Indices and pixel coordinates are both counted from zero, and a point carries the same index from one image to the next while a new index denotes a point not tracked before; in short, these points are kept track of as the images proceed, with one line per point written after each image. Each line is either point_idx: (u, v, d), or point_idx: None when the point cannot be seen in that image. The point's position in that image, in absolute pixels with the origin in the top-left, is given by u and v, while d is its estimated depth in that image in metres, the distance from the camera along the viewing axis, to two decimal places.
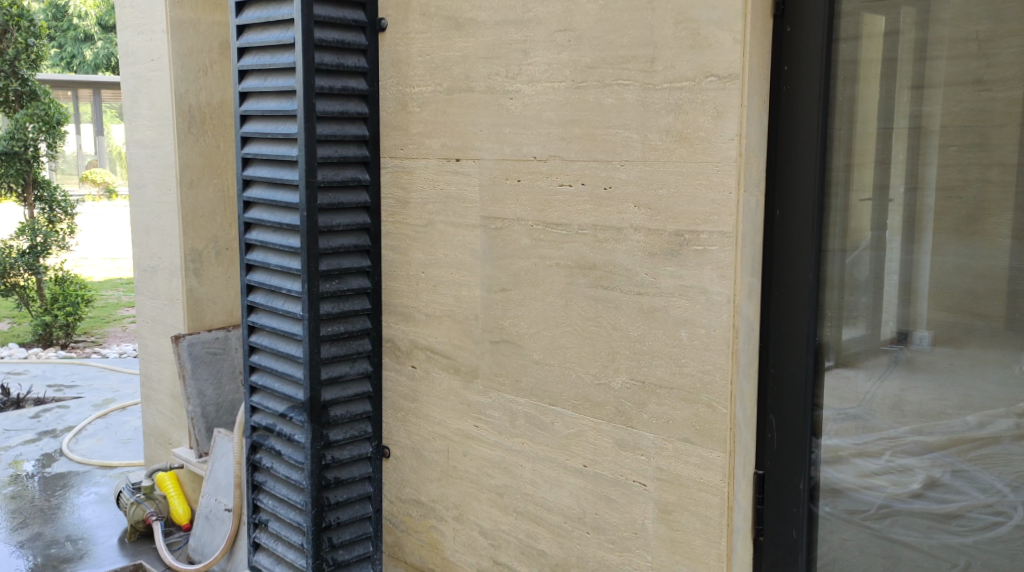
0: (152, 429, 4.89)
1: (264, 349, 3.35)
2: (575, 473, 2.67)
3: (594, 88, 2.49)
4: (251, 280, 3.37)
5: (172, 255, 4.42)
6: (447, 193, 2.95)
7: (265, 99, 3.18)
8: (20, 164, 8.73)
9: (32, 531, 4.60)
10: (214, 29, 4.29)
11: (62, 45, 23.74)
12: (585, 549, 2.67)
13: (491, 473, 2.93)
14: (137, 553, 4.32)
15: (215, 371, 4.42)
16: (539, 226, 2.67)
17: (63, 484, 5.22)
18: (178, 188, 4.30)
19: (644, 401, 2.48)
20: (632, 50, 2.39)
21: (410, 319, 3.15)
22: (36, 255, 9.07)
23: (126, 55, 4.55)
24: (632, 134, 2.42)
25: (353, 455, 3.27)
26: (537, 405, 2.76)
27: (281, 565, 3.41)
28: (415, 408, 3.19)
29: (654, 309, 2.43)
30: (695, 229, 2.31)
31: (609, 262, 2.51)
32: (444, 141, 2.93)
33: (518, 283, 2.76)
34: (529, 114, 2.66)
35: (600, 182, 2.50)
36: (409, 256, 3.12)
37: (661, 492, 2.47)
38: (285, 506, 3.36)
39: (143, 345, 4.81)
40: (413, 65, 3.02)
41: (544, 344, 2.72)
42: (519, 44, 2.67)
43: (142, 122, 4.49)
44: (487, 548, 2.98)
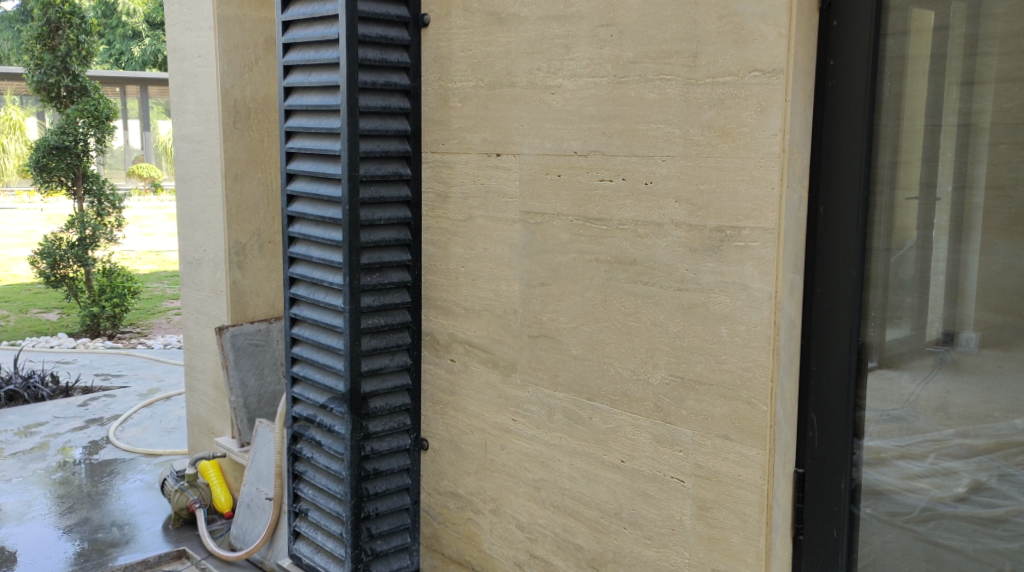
0: (195, 418, 4.97)
1: (305, 341, 3.39)
2: (613, 468, 2.67)
3: (636, 83, 2.48)
4: (293, 272, 3.40)
5: (217, 247, 4.49)
6: (487, 187, 2.96)
7: (310, 94, 3.22)
8: (71, 158, 8.92)
9: (79, 516, 4.70)
10: (259, 26, 4.34)
11: (112, 41, 24.13)
12: (622, 545, 2.67)
13: (528, 467, 2.94)
14: (180, 539, 4.39)
15: (258, 362, 4.48)
16: (579, 221, 2.67)
17: (110, 471, 5.33)
18: (223, 181, 4.37)
19: (684, 397, 2.47)
20: (674, 45, 2.38)
21: (450, 313, 3.17)
22: (84, 248, 9.24)
23: (174, 50, 4.63)
24: (674, 129, 2.41)
25: (392, 447, 3.30)
26: (575, 400, 2.76)
27: (320, 554, 3.45)
28: (453, 401, 3.21)
29: (694, 305, 2.42)
30: (736, 225, 2.30)
31: (650, 258, 2.50)
32: (485, 136, 2.94)
33: (557, 278, 2.76)
34: (570, 109, 2.66)
35: (641, 178, 2.50)
36: (449, 250, 3.13)
37: (698, 489, 2.46)
38: (325, 496, 3.40)
39: (188, 336, 4.89)
40: (455, 60, 3.03)
41: (583, 339, 2.72)
42: (562, 39, 2.66)
43: (189, 117, 4.56)
44: (524, 541, 2.99)
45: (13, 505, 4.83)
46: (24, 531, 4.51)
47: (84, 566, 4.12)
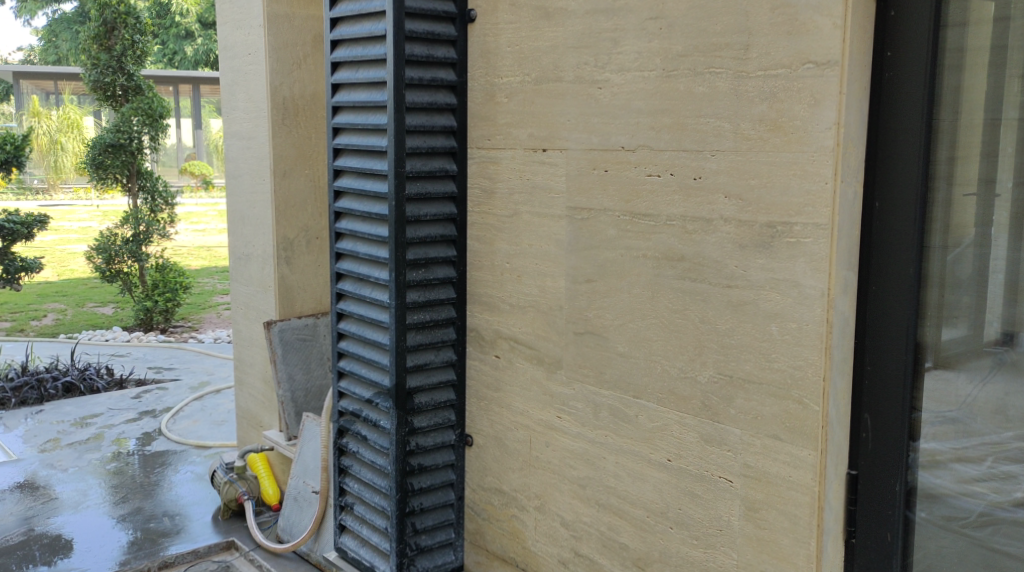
0: (244, 411, 5.03)
1: (352, 336, 3.40)
2: (659, 467, 2.64)
3: (685, 76, 2.45)
4: (340, 268, 3.42)
5: (266, 243, 4.54)
6: (533, 183, 2.94)
7: (357, 90, 3.23)
8: (126, 156, 9.09)
9: (132, 506, 4.78)
10: (308, 23, 4.37)
11: (165, 41, 24.49)
12: (669, 544, 2.64)
13: (574, 465, 2.92)
14: (230, 531, 4.45)
15: (305, 357, 4.52)
16: (626, 216, 2.64)
17: (162, 462, 5.42)
18: (272, 178, 4.41)
19: (732, 395, 2.43)
20: (725, 38, 2.34)
21: (494, 309, 3.16)
22: (138, 244, 9.39)
23: (225, 49, 4.68)
24: (724, 123, 2.37)
25: (437, 442, 3.30)
26: (621, 397, 2.74)
27: (365, 548, 3.46)
28: (498, 397, 3.20)
29: (744, 302, 2.38)
30: (788, 220, 2.26)
31: (698, 254, 2.47)
32: (532, 131, 2.92)
33: (603, 275, 2.74)
34: (618, 103, 2.63)
35: (690, 173, 2.46)
36: (494, 246, 3.13)
37: (747, 489, 2.42)
38: (370, 490, 3.41)
39: (237, 330, 4.95)
40: (501, 55, 3.02)
41: (629, 336, 2.69)
42: (610, 33, 2.63)
43: (239, 115, 4.61)
44: (569, 539, 2.97)
45: (68, 494, 4.93)
46: (79, 520, 4.60)
47: (137, 555, 4.20)
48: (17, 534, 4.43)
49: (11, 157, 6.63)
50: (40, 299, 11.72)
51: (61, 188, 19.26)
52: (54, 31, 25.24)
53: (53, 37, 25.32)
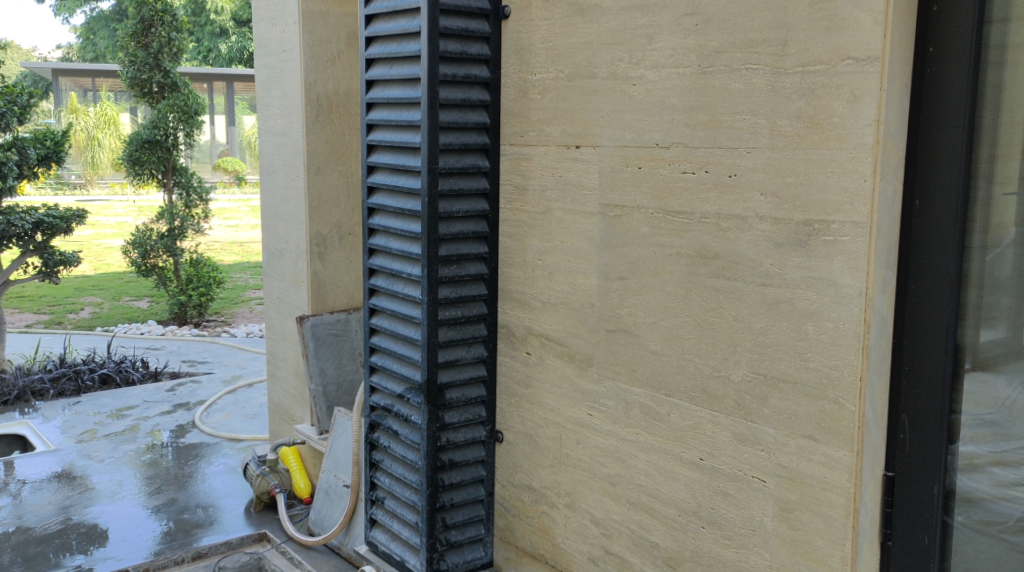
0: (276, 405, 5.07)
1: (384, 331, 3.41)
2: (691, 466, 2.62)
3: (720, 73, 2.43)
4: (373, 264, 3.43)
5: (299, 238, 4.57)
6: (566, 179, 2.94)
7: (391, 87, 3.23)
8: (162, 152, 9.19)
9: (166, 497, 4.84)
10: (343, 20, 4.40)
11: (200, 39, 24.74)
12: (700, 544, 2.62)
13: (604, 463, 2.91)
14: (261, 523, 4.49)
15: (337, 352, 4.55)
16: (659, 213, 2.63)
17: (196, 454, 5.48)
18: (305, 174, 4.44)
19: (766, 395, 2.42)
20: (762, 34, 2.32)
21: (526, 305, 3.16)
22: (173, 238, 9.46)
23: (260, 46, 4.71)
24: (761, 120, 2.35)
25: (467, 438, 3.31)
26: (653, 396, 2.72)
27: (396, 542, 3.48)
28: (529, 394, 3.20)
29: (779, 301, 2.36)
30: (825, 218, 2.23)
31: (732, 252, 2.45)
32: (565, 128, 2.92)
33: (636, 272, 2.73)
34: (652, 100, 2.61)
35: (725, 170, 2.44)
36: (526, 243, 3.13)
37: (781, 490, 2.40)
38: (401, 485, 3.42)
39: (270, 325, 4.99)
40: (535, 52, 3.01)
41: (661, 334, 2.68)
42: (645, 29, 2.62)
43: (273, 111, 4.64)
44: (599, 537, 2.97)
45: (105, 484, 5.00)
46: (115, 510, 4.66)
47: (171, 545, 4.25)
48: (56, 522, 4.50)
49: (50, 153, 6.73)
50: (77, 292, 11.91)
51: (98, 183, 19.55)
52: (92, 29, 25.60)
53: (92, 35, 25.72)
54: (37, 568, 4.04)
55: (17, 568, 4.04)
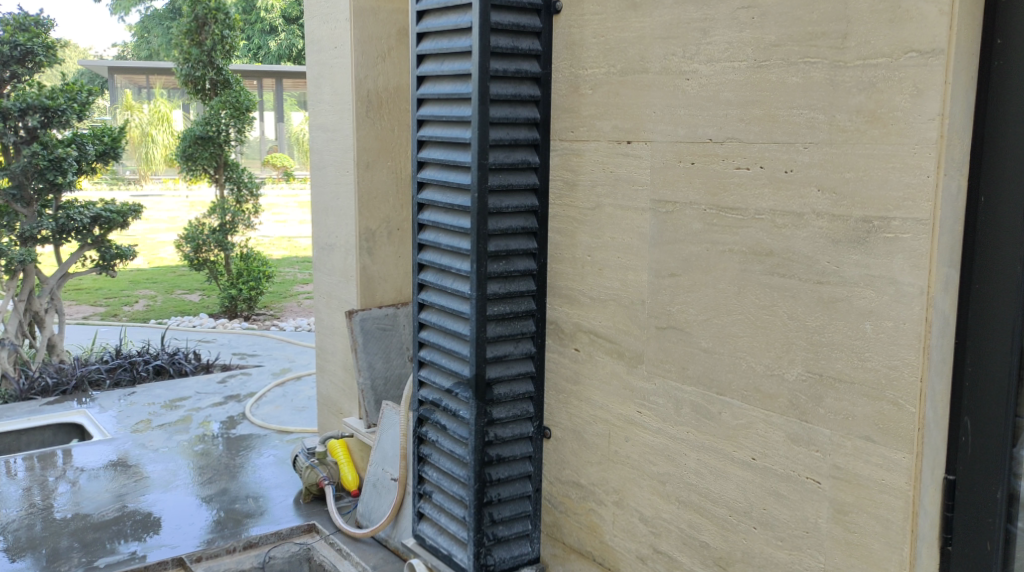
0: (325, 398, 5.12)
1: (432, 326, 3.40)
2: (743, 466, 2.59)
3: (777, 67, 2.39)
4: (422, 259, 3.42)
5: (348, 233, 4.60)
6: (617, 175, 2.92)
7: (442, 83, 3.22)
8: (214, 148, 9.33)
9: (218, 486, 4.92)
10: (393, 16, 4.42)
11: (250, 37, 25.05)
12: (752, 545, 2.59)
13: (654, 461, 2.89)
14: (310, 515, 4.54)
15: (385, 346, 4.58)
16: (712, 210, 2.60)
17: (246, 445, 5.56)
18: (355, 169, 4.47)
19: (821, 395, 2.38)
20: (822, 26, 2.28)
21: (575, 302, 3.15)
22: (225, 233, 9.57)
23: (312, 42, 4.75)
24: (819, 115, 2.30)
25: (515, 434, 3.30)
26: (704, 394, 2.69)
27: (443, 536, 3.47)
28: (578, 390, 3.19)
29: (835, 299, 2.32)
30: (886, 215, 2.19)
31: (788, 249, 2.42)
32: (616, 123, 2.89)
33: (688, 269, 2.70)
34: (706, 95, 2.58)
35: (781, 166, 2.40)
36: (576, 239, 3.12)
37: (836, 491, 2.36)
38: (449, 480, 3.42)
39: (319, 319, 5.03)
40: (587, 47, 2.99)
41: (713, 332, 2.65)
42: (699, 23, 2.58)
43: (324, 107, 4.68)
44: (648, 536, 2.94)
45: (159, 473, 5.09)
46: (168, 499, 4.74)
47: (222, 534, 4.32)
48: (112, 510, 4.59)
49: (107, 149, 6.83)
50: (132, 285, 12.15)
51: (151, 178, 19.90)
52: (145, 28, 26.06)
53: (145, 33, 26.19)
54: (94, 554, 4.12)
55: (75, 553, 4.12)
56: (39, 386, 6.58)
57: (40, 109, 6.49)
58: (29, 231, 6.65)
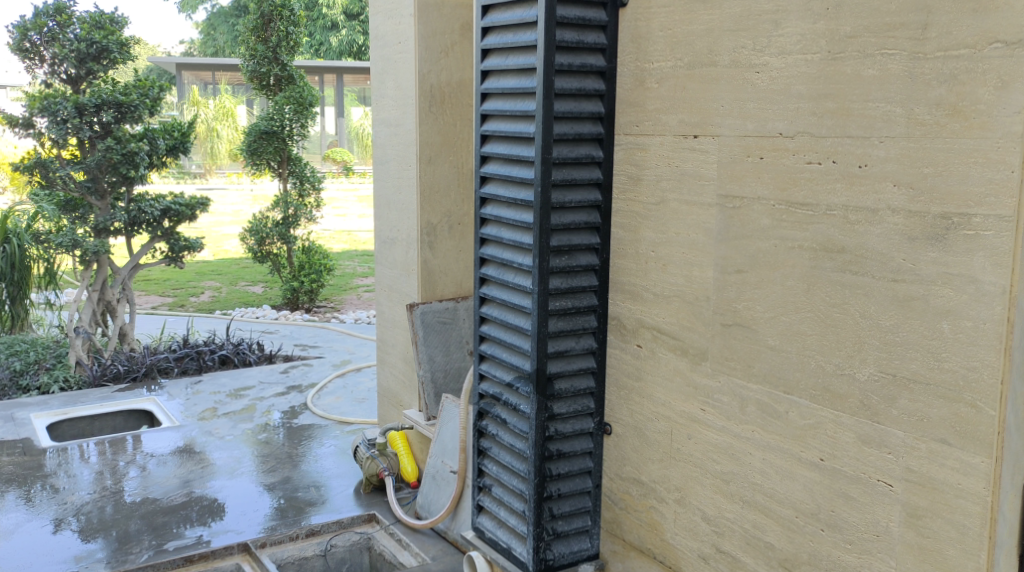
0: (385, 389, 5.16)
1: (493, 320, 3.39)
2: (810, 466, 2.55)
3: (853, 59, 2.33)
4: (484, 253, 3.41)
5: (410, 227, 4.64)
6: (682, 170, 2.89)
7: (506, 77, 3.21)
8: (279, 142, 9.47)
9: (281, 475, 5.00)
10: (456, 11, 4.43)
11: (312, 32, 25.33)
12: (819, 547, 2.55)
13: (717, 459, 2.85)
14: (371, 504, 4.58)
15: (445, 340, 4.60)
16: (781, 205, 2.56)
17: (307, 435, 5.64)
18: (417, 164, 4.50)
19: (894, 396, 2.32)
20: (901, 17, 2.21)
21: (638, 297, 3.12)
22: (287, 226, 9.73)
23: (376, 38, 4.79)
24: (896, 108, 2.24)
25: (576, 429, 3.28)
26: (770, 393, 2.65)
27: (503, 530, 3.47)
28: (639, 387, 3.16)
29: (911, 298, 2.26)
30: (966, 212, 2.13)
31: (861, 246, 2.36)
32: (683, 117, 2.86)
33: (755, 265, 2.66)
34: (777, 88, 2.53)
35: (855, 160, 2.35)
36: (640, 234, 3.09)
37: (909, 495, 2.30)
38: (509, 473, 3.41)
39: (381, 311, 5.08)
40: (654, 40, 2.96)
41: (781, 330, 2.60)
42: (771, 14, 2.54)
43: (388, 102, 4.72)
44: (711, 535, 2.91)
45: (224, 461, 5.20)
46: (233, 486, 4.83)
47: (284, 522, 4.38)
48: (180, 495, 4.70)
49: (177, 144, 7.04)
50: (198, 276, 12.42)
51: (216, 172, 20.30)
52: (213, 24, 26.56)
53: (212, 30, 26.68)
54: (163, 537, 4.21)
55: (144, 536, 4.22)
56: (111, 373, 6.75)
57: (114, 105, 6.63)
58: (102, 223, 6.85)
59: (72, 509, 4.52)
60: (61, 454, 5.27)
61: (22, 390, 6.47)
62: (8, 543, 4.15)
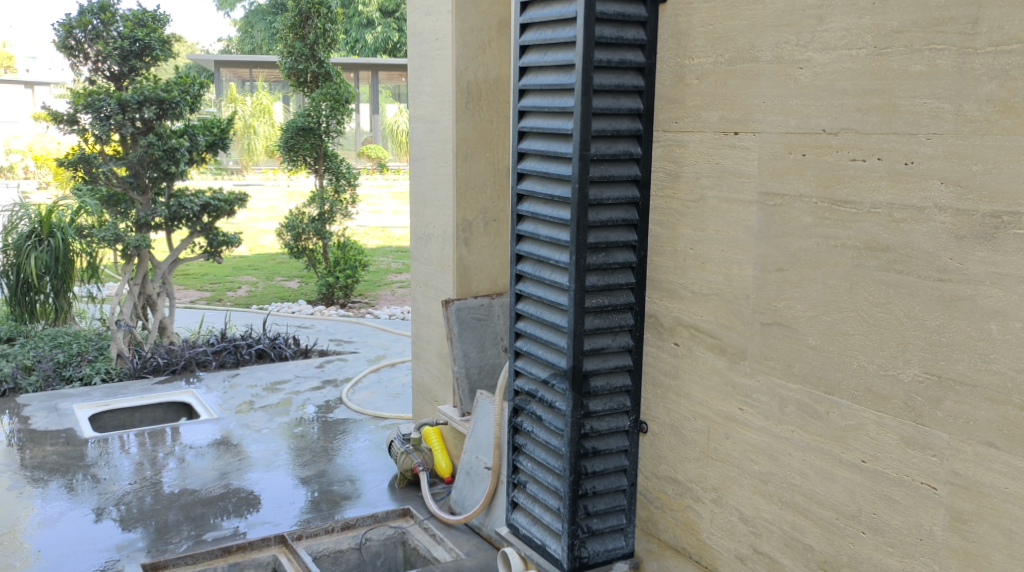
0: (419, 385, 5.18)
1: (530, 317, 3.33)
2: (851, 468, 2.51)
3: (899, 54, 2.29)
4: (520, 250, 3.35)
5: (445, 224, 4.64)
6: (722, 167, 2.86)
7: (544, 74, 3.15)
8: (315, 139, 9.55)
9: (316, 468, 5.04)
10: (493, 8, 4.43)
11: (348, 30, 25.47)
12: (860, 550, 2.51)
13: (755, 459, 2.82)
14: (405, 499, 4.60)
15: (479, 336, 4.60)
16: (823, 203, 2.52)
17: (342, 429, 5.68)
18: (454, 160, 4.50)
19: (940, 397, 2.28)
20: (950, 11, 2.18)
21: (675, 295, 3.10)
22: (323, 223, 9.78)
23: (413, 35, 4.79)
24: (943, 104, 2.21)
25: (611, 427, 3.23)
26: (811, 393, 2.62)
27: (537, 527, 3.42)
28: (676, 385, 3.14)
29: (957, 297, 2.23)
30: (1016, 210, 2.09)
31: (906, 245, 2.32)
32: (723, 114, 2.83)
33: (796, 263, 2.63)
34: (821, 84, 2.50)
35: (901, 157, 2.31)
36: (678, 231, 3.07)
37: (954, 499, 2.27)
38: (544, 471, 3.34)
39: (416, 307, 5.09)
40: (694, 36, 2.93)
41: (822, 330, 2.57)
42: (815, 9, 2.50)
43: (425, 99, 4.73)
44: (748, 536, 2.89)
45: (260, 453, 5.25)
46: (270, 478, 4.88)
47: (319, 515, 4.41)
48: (218, 487, 4.76)
49: (217, 140, 7.05)
50: (235, 271, 12.56)
51: (253, 168, 20.50)
52: (251, 22, 26.85)
53: (250, 28, 26.95)
54: (202, 528, 4.26)
55: (184, 526, 4.28)
56: (151, 365, 6.83)
57: (155, 102, 6.71)
58: (143, 218, 6.95)
59: (113, 499, 4.59)
60: (102, 444, 5.35)
61: (65, 380, 6.58)
62: (51, 530, 4.23)
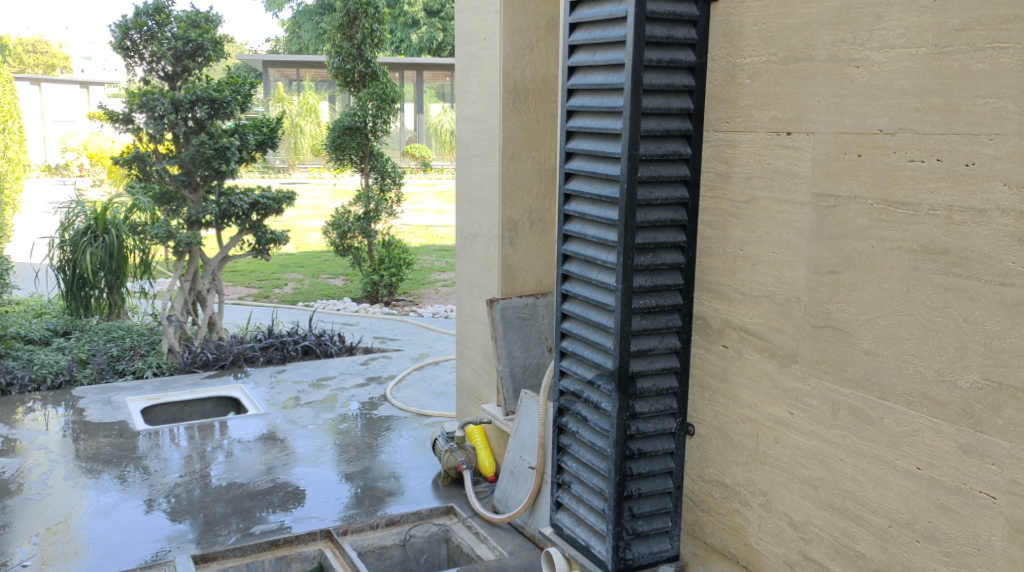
0: (463, 383, 5.19)
1: (575, 317, 3.30)
2: (906, 475, 2.47)
3: (960, 53, 2.25)
4: (566, 250, 3.32)
5: (492, 223, 4.64)
6: (775, 167, 2.82)
7: (593, 73, 3.12)
8: (361, 138, 9.63)
9: (361, 464, 5.08)
10: (542, 7, 4.42)
11: (393, 30, 25.62)
12: (914, 558, 2.47)
13: (806, 464, 2.78)
14: (448, 497, 4.61)
15: (524, 335, 4.59)
16: (879, 205, 2.48)
17: (386, 426, 5.71)
18: (500, 160, 4.50)
19: (1000, 405, 2.23)
20: (1015, 9, 2.13)
21: (724, 297, 3.07)
22: (369, 221, 9.83)
23: (461, 34, 4.79)
24: (1008, 104, 2.16)
25: (657, 429, 3.18)
26: (864, 398, 2.57)
27: (581, 527, 3.38)
28: (725, 388, 3.11)
29: (1020, 302, 2.18)
30: None
31: (966, 248, 2.28)
32: (775, 113, 2.80)
33: (850, 266, 2.59)
34: (878, 83, 2.45)
35: (961, 158, 2.27)
36: (728, 232, 3.04)
37: (1015, 509, 2.22)
38: (589, 471, 3.31)
39: (461, 306, 5.10)
40: (746, 35, 2.89)
41: (877, 333, 2.52)
42: (873, 8, 2.46)
43: (472, 98, 4.73)
44: (798, 541, 2.84)
45: (307, 449, 5.30)
46: (316, 473, 4.93)
47: (364, 510, 4.44)
48: (265, 481, 4.81)
49: (266, 138, 7.13)
50: (281, 268, 12.69)
51: (299, 167, 20.71)
52: (297, 23, 27.15)
53: (297, 28, 27.25)
54: (249, 521, 4.31)
55: (232, 519, 4.33)
56: (201, 360, 6.92)
57: (207, 101, 6.82)
58: (195, 215, 7.06)
59: (163, 491, 4.66)
60: (153, 437, 5.44)
61: (118, 374, 6.69)
62: (104, 520, 4.31)
